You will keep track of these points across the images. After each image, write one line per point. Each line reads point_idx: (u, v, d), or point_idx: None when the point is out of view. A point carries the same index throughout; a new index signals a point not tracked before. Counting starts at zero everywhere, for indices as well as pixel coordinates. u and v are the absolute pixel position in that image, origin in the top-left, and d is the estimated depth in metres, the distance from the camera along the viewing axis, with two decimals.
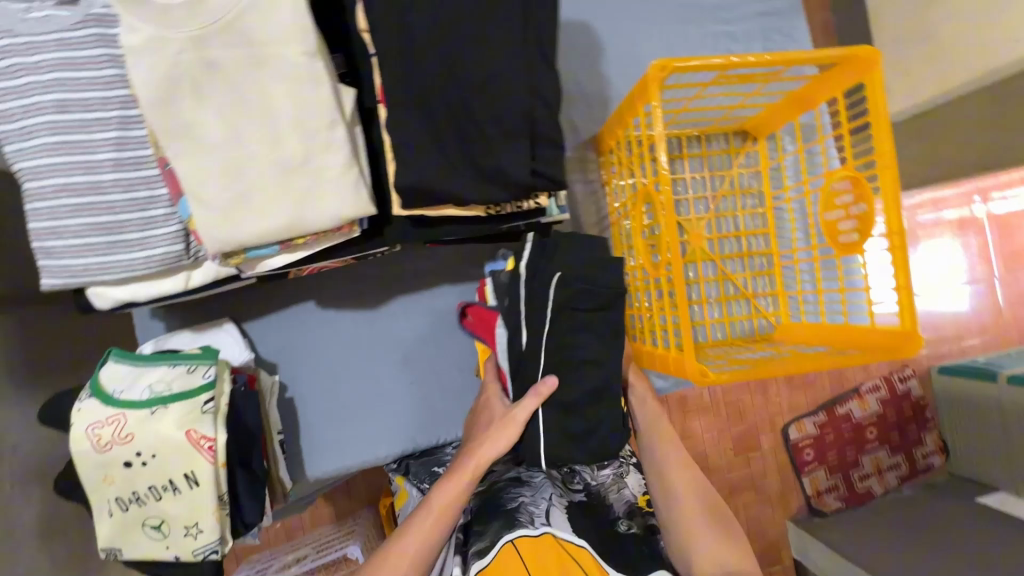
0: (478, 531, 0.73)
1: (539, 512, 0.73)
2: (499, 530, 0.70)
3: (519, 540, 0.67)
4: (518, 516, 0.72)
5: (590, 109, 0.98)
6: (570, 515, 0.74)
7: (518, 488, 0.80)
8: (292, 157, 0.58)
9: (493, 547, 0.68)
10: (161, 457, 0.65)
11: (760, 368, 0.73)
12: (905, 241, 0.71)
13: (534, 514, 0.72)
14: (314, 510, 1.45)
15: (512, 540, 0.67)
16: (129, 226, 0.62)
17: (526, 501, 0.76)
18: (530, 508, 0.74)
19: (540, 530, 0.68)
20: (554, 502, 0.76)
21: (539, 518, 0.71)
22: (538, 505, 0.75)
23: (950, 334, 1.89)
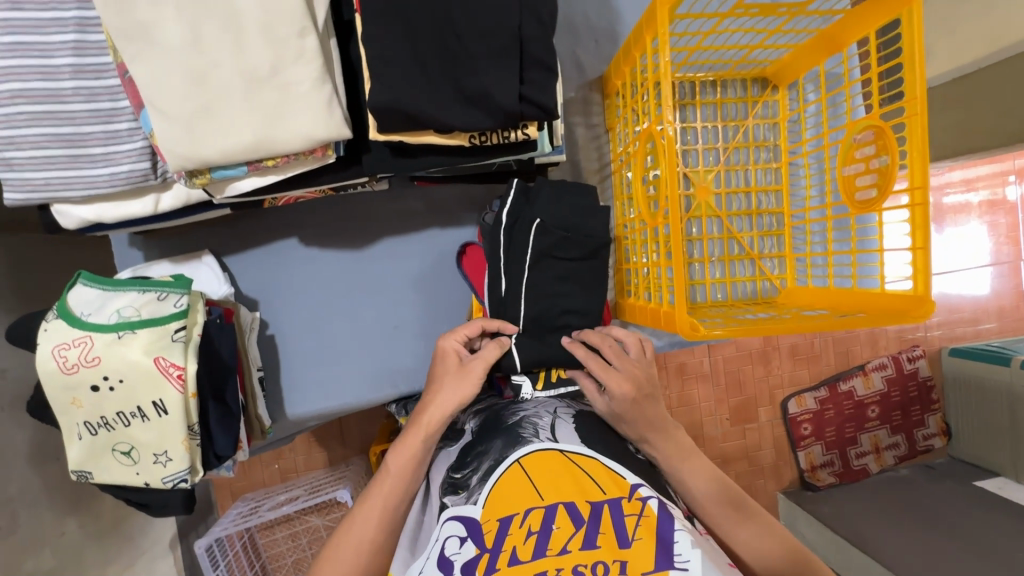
0: (479, 453, 0.65)
1: (543, 425, 0.66)
2: (502, 450, 0.63)
3: (525, 459, 0.61)
4: (521, 431, 0.64)
5: (597, 45, 0.90)
6: (578, 425, 0.66)
7: (519, 402, 0.72)
8: (260, 68, 0.53)
9: (498, 465, 0.61)
10: (129, 382, 0.64)
11: (756, 328, 0.68)
12: (927, 197, 0.65)
13: (537, 428, 0.65)
14: (309, 454, 1.48)
15: (518, 459, 0.60)
16: (92, 140, 0.59)
17: (528, 414, 0.68)
18: (534, 420, 0.67)
19: (546, 444, 0.62)
20: (559, 413, 0.69)
21: (544, 433, 0.64)
22: (542, 417, 0.67)
23: (966, 316, 1.82)
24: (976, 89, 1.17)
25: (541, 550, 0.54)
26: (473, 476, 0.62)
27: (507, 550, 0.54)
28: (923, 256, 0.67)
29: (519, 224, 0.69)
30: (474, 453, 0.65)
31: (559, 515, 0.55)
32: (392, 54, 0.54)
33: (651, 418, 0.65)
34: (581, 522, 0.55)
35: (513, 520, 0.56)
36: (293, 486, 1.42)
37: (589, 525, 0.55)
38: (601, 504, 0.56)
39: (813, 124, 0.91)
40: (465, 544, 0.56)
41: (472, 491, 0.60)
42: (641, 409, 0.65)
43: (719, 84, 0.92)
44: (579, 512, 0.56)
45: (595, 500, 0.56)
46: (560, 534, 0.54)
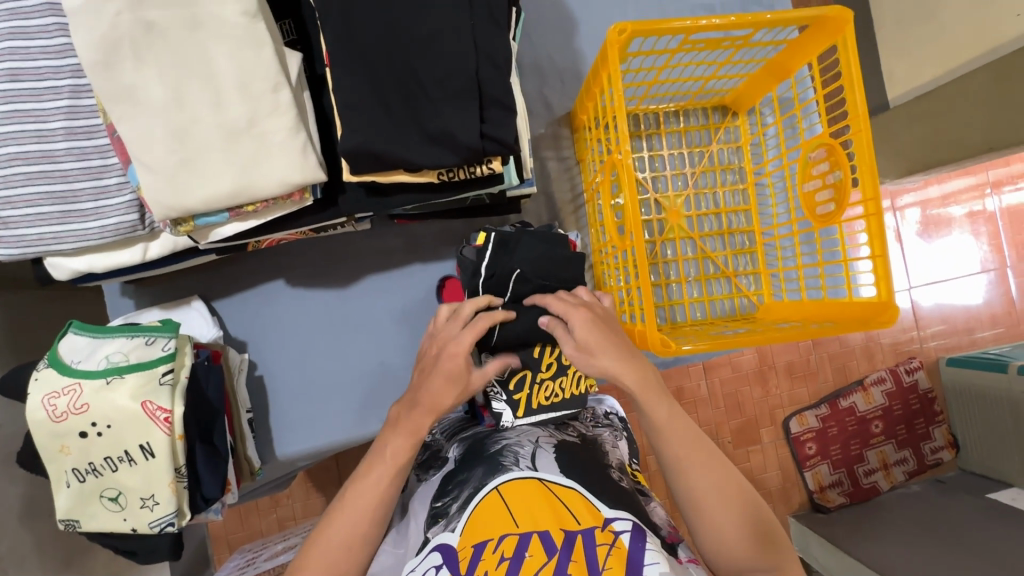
0: (460, 480, 0.66)
1: (523, 454, 0.67)
2: (481, 478, 0.64)
3: (504, 486, 0.62)
4: (502, 460, 0.66)
5: (564, 84, 0.96)
6: (558, 455, 0.68)
7: (502, 432, 0.74)
8: (237, 121, 0.57)
9: (477, 492, 0.63)
10: (117, 427, 0.65)
11: (728, 342, 0.70)
12: (880, 207, 0.68)
13: (518, 456, 0.66)
14: (307, 500, 1.46)
15: (496, 487, 0.62)
16: (83, 196, 0.63)
17: (510, 442, 0.70)
18: (515, 449, 0.68)
19: (524, 471, 0.64)
20: (541, 442, 0.70)
21: (524, 461, 0.66)
22: (523, 446, 0.69)
23: (960, 327, 1.82)
24: (935, 105, 1.22)
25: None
26: (453, 505, 0.64)
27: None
28: (882, 263, 0.69)
29: (498, 273, 0.71)
30: (455, 481, 0.67)
31: (533, 543, 0.56)
32: (359, 102, 0.58)
33: (620, 344, 0.63)
34: (554, 550, 0.55)
35: (487, 546, 0.56)
36: (291, 535, 1.39)
37: (561, 554, 0.54)
38: (575, 534, 0.56)
39: (773, 145, 0.95)
40: (439, 572, 0.56)
41: (451, 518, 0.62)
42: (607, 333, 0.64)
43: (681, 113, 0.97)
44: (552, 541, 0.56)
45: (570, 529, 0.57)
46: (533, 561, 0.54)
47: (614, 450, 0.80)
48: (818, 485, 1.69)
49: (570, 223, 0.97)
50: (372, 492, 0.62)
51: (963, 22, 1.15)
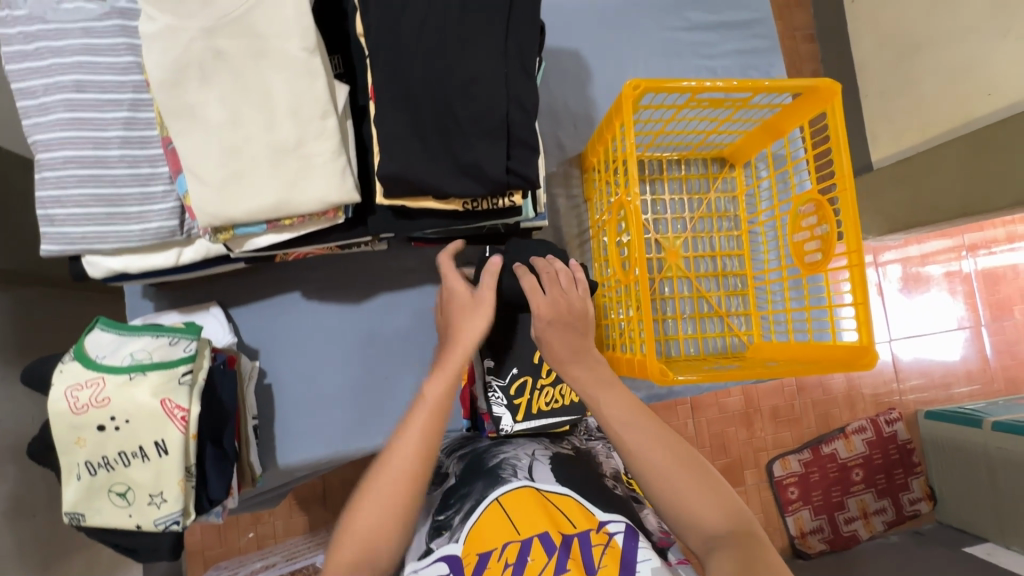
0: (462, 495, 0.69)
1: (520, 466, 0.71)
2: (482, 491, 0.68)
3: (504, 498, 0.65)
4: (501, 472, 0.69)
5: (577, 128, 1.03)
6: (554, 467, 0.72)
7: (502, 446, 0.78)
8: (286, 142, 0.63)
9: (478, 505, 0.65)
10: (134, 423, 0.67)
11: (720, 375, 0.75)
12: (863, 259, 0.74)
13: (516, 468, 0.70)
14: (291, 518, 1.45)
15: (496, 497, 0.65)
16: (129, 200, 0.67)
17: (508, 456, 0.74)
18: (513, 462, 0.72)
19: (522, 483, 0.67)
20: (537, 455, 0.74)
21: (522, 472, 0.69)
22: (521, 459, 0.73)
23: (938, 381, 1.88)
24: (914, 171, 1.32)
25: None
26: (456, 517, 0.67)
27: None
28: (865, 310, 0.75)
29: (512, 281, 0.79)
30: (457, 496, 0.70)
31: (535, 548, 0.58)
32: (399, 133, 0.64)
33: (565, 337, 0.71)
34: (554, 551, 0.58)
35: (492, 555, 0.59)
36: (271, 553, 1.37)
37: (561, 555, 0.57)
38: (572, 536, 0.59)
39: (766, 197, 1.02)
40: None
41: (454, 530, 0.64)
42: (557, 327, 0.71)
43: (683, 162, 1.04)
44: (551, 541, 0.58)
45: (567, 532, 0.60)
46: (535, 565, 0.57)
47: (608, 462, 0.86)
48: (800, 530, 1.70)
49: (575, 256, 1.03)
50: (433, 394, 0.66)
51: (942, 97, 1.25)
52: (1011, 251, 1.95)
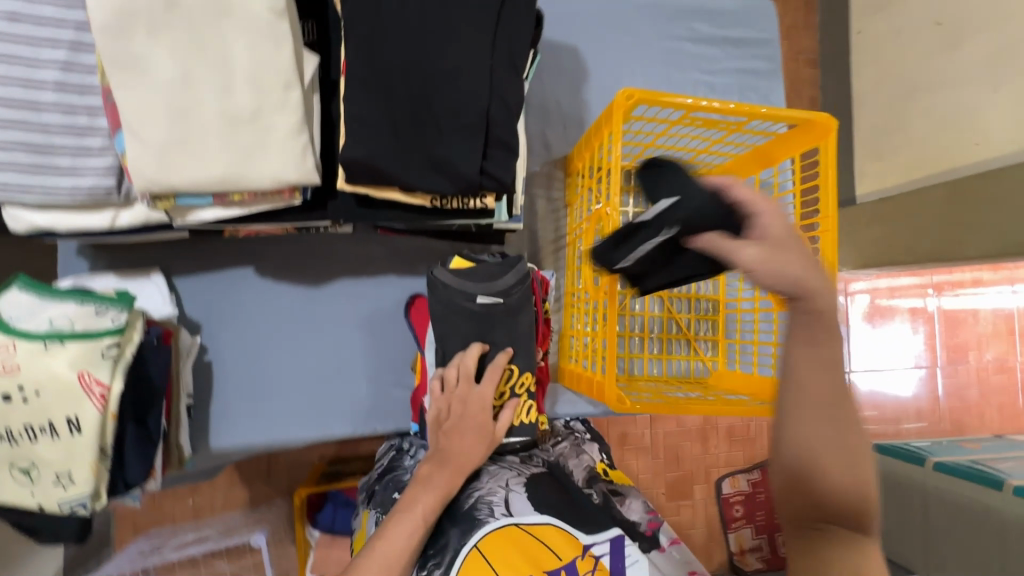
0: (441, 544, 0.68)
1: (497, 502, 0.70)
2: (459, 540, 0.67)
3: (483, 544, 0.66)
4: (478, 514, 0.69)
5: (566, 129, 0.99)
6: (530, 494, 0.72)
7: (474, 477, 0.75)
8: (241, 110, 0.57)
9: (458, 556, 0.66)
10: (45, 396, 0.62)
11: (676, 406, 0.73)
12: (836, 303, 0.72)
13: (492, 506, 0.70)
14: (229, 493, 1.39)
15: (476, 546, 0.66)
16: (61, 151, 0.60)
17: (481, 492, 0.72)
18: (487, 499, 0.71)
19: (502, 522, 0.68)
20: (511, 487, 0.73)
21: (499, 510, 0.69)
22: (495, 493, 0.72)
23: (889, 416, 1.92)
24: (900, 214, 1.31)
25: None
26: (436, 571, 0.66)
27: None
28: None
29: (458, 299, 0.73)
30: (436, 545, 0.69)
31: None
32: (368, 116, 0.59)
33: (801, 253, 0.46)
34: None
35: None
36: (205, 526, 1.37)
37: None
38: (559, 570, 0.64)
39: None
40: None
41: None
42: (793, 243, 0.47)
43: None
44: None
45: (553, 568, 0.64)
46: None
47: (575, 465, 0.92)
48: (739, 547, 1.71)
49: (549, 261, 0.99)
50: (470, 460, 0.72)
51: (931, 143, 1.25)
52: (974, 297, 1.99)
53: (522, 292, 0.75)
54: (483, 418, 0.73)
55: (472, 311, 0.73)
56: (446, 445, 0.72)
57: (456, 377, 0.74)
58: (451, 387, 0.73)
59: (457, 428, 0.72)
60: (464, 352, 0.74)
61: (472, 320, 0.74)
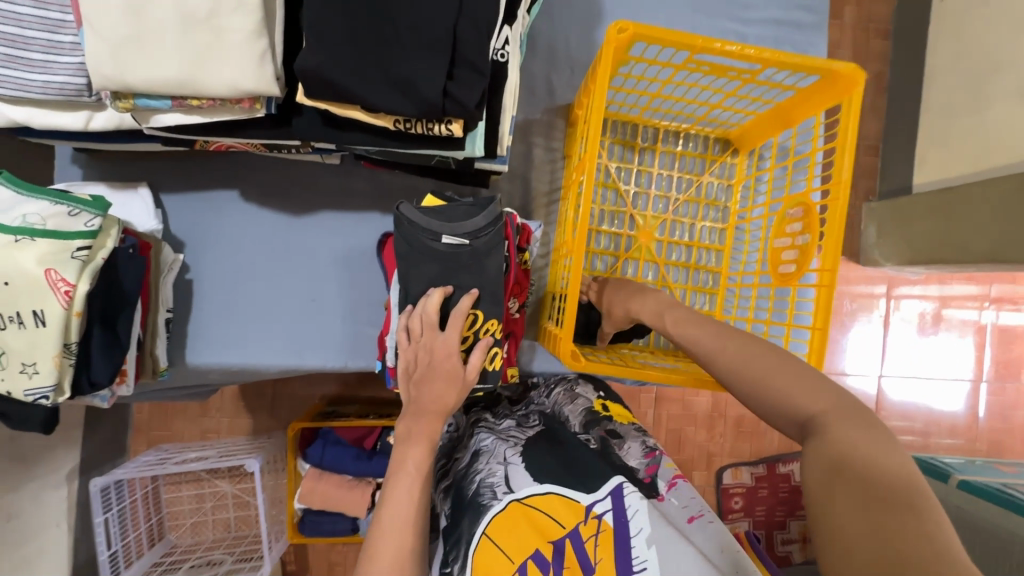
0: (455, 538, 0.65)
1: (499, 483, 0.67)
2: (470, 528, 0.64)
3: (491, 528, 0.63)
4: (481, 499, 0.66)
5: (573, 75, 0.93)
6: (529, 463, 0.68)
7: (475, 461, 0.72)
8: (197, 9, 0.55)
9: (470, 547, 0.63)
10: (12, 287, 0.63)
11: (641, 373, 0.69)
12: (833, 281, 0.66)
13: (495, 489, 0.66)
14: (234, 419, 1.37)
15: (484, 532, 0.62)
16: (33, 45, 0.60)
17: (481, 473, 0.69)
18: (489, 480, 0.67)
19: (505, 502, 0.64)
20: (510, 460, 0.70)
21: (501, 489, 0.66)
22: (495, 473, 0.68)
23: (919, 427, 1.63)
24: (962, 203, 1.15)
25: None
26: (457, 564, 0.64)
27: None
28: (820, 337, 0.67)
29: (423, 238, 0.69)
30: (451, 539, 0.66)
31: (531, 569, 0.60)
32: (326, 24, 0.55)
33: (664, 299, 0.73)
34: (548, 566, 0.60)
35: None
36: (209, 447, 1.30)
37: (556, 561, 0.60)
38: (562, 540, 0.61)
39: (763, 192, 0.92)
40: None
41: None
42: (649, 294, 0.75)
43: (681, 136, 0.94)
44: (544, 558, 0.61)
45: (558, 538, 0.61)
46: None
47: (570, 412, 0.84)
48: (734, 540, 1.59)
49: (540, 214, 0.95)
50: (445, 406, 0.68)
51: (998, 120, 1.09)
52: None
53: (493, 235, 0.70)
54: (451, 362, 0.68)
55: (438, 251, 0.69)
56: (419, 394, 0.68)
57: (419, 326, 0.69)
58: (415, 337, 0.69)
59: (426, 377, 0.68)
60: (425, 298, 0.69)
61: (437, 261, 0.70)
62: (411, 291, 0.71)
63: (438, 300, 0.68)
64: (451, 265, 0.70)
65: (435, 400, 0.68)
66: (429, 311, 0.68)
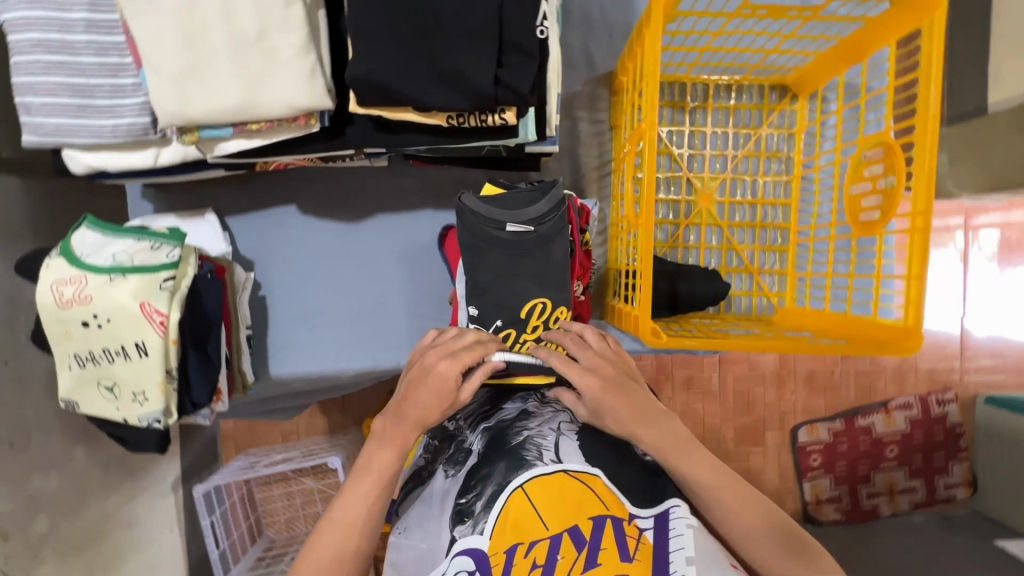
0: (482, 475, 0.61)
1: (546, 446, 0.62)
2: (505, 475, 0.60)
3: (529, 485, 0.58)
4: (525, 454, 0.61)
5: (612, 40, 0.88)
6: (582, 442, 0.63)
7: (525, 419, 0.68)
8: (246, 33, 0.56)
9: (502, 492, 0.58)
10: (114, 322, 0.68)
11: (730, 342, 0.65)
12: (928, 223, 0.60)
13: (541, 450, 0.61)
14: (309, 419, 1.38)
15: (521, 485, 0.58)
16: (100, 92, 0.63)
17: (531, 432, 0.64)
18: (537, 441, 0.63)
19: (550, 468, 0.59)
20: (563, 430, 0.65)
21: (547, 455, 0.61)
22: (545, 437, 0.63)
23: (1014, 366, 1.50)
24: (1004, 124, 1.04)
25: None
26: (477, 503, 0.59)
27: None
28: (917, 285, 0.61)
29: (486, 227, 0.68)
30: (477, 475, 0.61)
31: (565, 543, 0.55)
32: (371, 29, 0.55)
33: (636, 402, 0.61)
34: (584, 543, 0.54)
35: (518, 551, 0.55)
36: (292, 448, 1.35)
37: (591, 546, 0.54)
38: (603, 520, 0.55)
39: (830, 137, 0.86)
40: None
41: (477, 519, 0.58)
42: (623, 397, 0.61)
43: (733, 89, 0.89)
44: (581, 534, 0.55)
45: (598, 515, 0.56)
46: (565, 562, 0.54)
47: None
48: (814, 497, 1.43)
49: (592, 189, 0.92)
50: (425, 421, 0.62)
51: None
52: None
53: (556, 221, 0.69)
54: (429, 376, 0.60)
55: (502, 240, 0.68)
56: (399, 399, 0.63)
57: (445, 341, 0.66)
58: (430, 344, 0.66)
59: (415, 386, 0.62)
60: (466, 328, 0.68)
61: (501, 250, 0.68)
62: (477, 281, 0.70)
63: (473, 334, 0.66)
64: (515, 255, 0.68)
65: (411, 412, 0.61)
66: (464, 335, 0.66)
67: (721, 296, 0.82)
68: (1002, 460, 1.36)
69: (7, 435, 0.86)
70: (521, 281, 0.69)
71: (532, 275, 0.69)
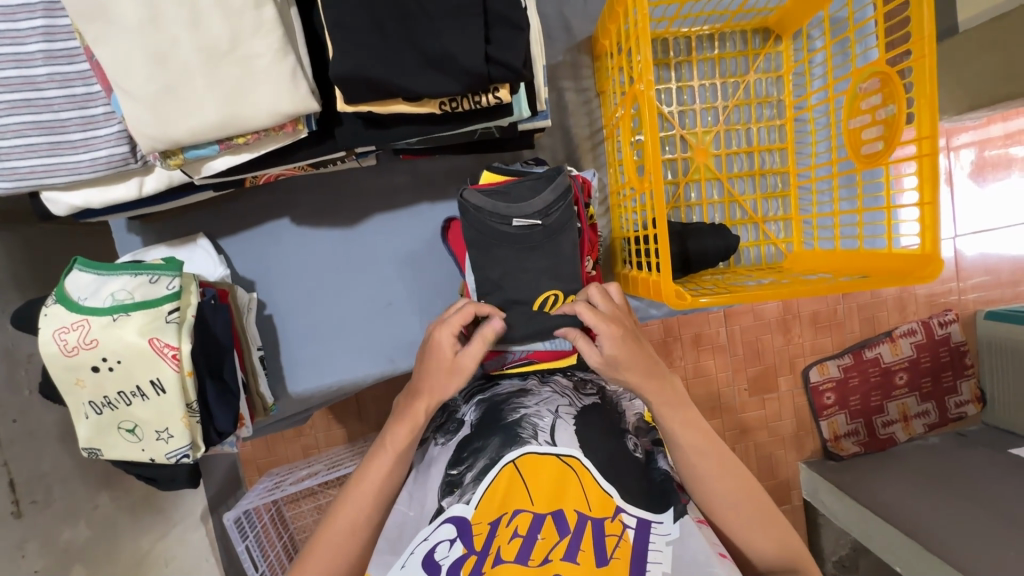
0: (476, 448, 0.63)
1: (543, 426, 0.63)
2: (498, 449, 0.62)
3: (521, 459, 0.60)
4: (520, 431, 0.63)
5: (586, 4, 0.86)
6: (579, 427, 0.64)
7: (522, 397, 0.69)
8: (218, 42, 0.53)
9: (495, 465, 0.61)
10: (126, 363, 0.66)
11: (754, 293, 0.64)
12: (936, 146, 0.59)
13: (537, 429, 0.63)
14: (327, 432, 1.36)
15: (513, 459, 0.60)
16: (71, 126, 0.60)
17: (528, 412, 0.66)
18: (533, 420, 0.64)
19: (544, 449, 0.61)
20: (561, 413, 0.66)
21: (543, 435, 0.62)
22: (542, 417, 0.65)
23: (1008, 279, 1.51)
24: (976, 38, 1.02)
25: (524, 556, 0.55)
26: (468, 473, 0.61)
27: (493, 550, 0.56)
28: (931, 211, 0.60)
29: (491, 222, 0.66)
30: (470, 448, 0.64)
31: (546, 526, 0.57)
32: (350, 21, 0.52)
33: (645, 362, 0.63)
34: (566, 531, 0.57)
35: (502, 521, 0.58)
36: (316, 462, 1.31)
37: (573, 537, 0.56)
38: (585, 521, 0.57)
39: (818, 75, 0.85)
40: (453, 545, 0.57)
41: (465, 489, 0.60)
42: (636, 353, 0.63)
43: (717, 38, 0.88)
44: (565, 522, 0.57)
45: (581, 514, 0.58)
46: (544, 544, 0.56)
47: (630, 405, 0.74)
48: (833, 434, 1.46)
49: (586, 159, 0.91)
50: (432, 392, 0.64)
51: None
52: None
53: (563, 210, 0.67)
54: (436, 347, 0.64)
55: (510, 234, 0.66)
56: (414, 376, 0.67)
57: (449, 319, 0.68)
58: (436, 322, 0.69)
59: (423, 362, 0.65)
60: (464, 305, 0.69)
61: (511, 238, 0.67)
62: (489, 267, 0.69)
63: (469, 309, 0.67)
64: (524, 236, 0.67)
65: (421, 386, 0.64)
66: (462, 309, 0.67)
67: (732, 250, 0.82)
68: (1008, 372, 1.39)
69: (28, 491, 0.84)
70: (534, 262, 0.68)
71: (543, 254, 0.68)
